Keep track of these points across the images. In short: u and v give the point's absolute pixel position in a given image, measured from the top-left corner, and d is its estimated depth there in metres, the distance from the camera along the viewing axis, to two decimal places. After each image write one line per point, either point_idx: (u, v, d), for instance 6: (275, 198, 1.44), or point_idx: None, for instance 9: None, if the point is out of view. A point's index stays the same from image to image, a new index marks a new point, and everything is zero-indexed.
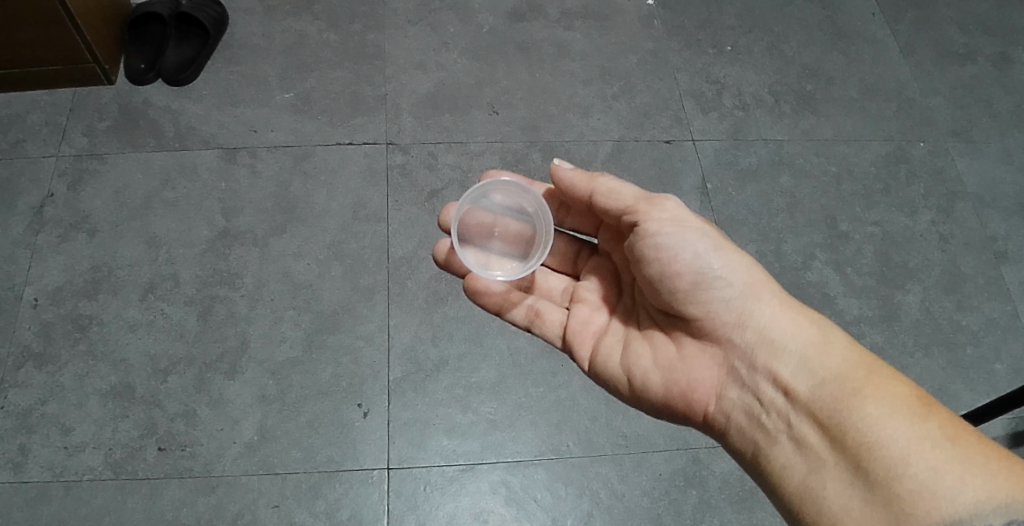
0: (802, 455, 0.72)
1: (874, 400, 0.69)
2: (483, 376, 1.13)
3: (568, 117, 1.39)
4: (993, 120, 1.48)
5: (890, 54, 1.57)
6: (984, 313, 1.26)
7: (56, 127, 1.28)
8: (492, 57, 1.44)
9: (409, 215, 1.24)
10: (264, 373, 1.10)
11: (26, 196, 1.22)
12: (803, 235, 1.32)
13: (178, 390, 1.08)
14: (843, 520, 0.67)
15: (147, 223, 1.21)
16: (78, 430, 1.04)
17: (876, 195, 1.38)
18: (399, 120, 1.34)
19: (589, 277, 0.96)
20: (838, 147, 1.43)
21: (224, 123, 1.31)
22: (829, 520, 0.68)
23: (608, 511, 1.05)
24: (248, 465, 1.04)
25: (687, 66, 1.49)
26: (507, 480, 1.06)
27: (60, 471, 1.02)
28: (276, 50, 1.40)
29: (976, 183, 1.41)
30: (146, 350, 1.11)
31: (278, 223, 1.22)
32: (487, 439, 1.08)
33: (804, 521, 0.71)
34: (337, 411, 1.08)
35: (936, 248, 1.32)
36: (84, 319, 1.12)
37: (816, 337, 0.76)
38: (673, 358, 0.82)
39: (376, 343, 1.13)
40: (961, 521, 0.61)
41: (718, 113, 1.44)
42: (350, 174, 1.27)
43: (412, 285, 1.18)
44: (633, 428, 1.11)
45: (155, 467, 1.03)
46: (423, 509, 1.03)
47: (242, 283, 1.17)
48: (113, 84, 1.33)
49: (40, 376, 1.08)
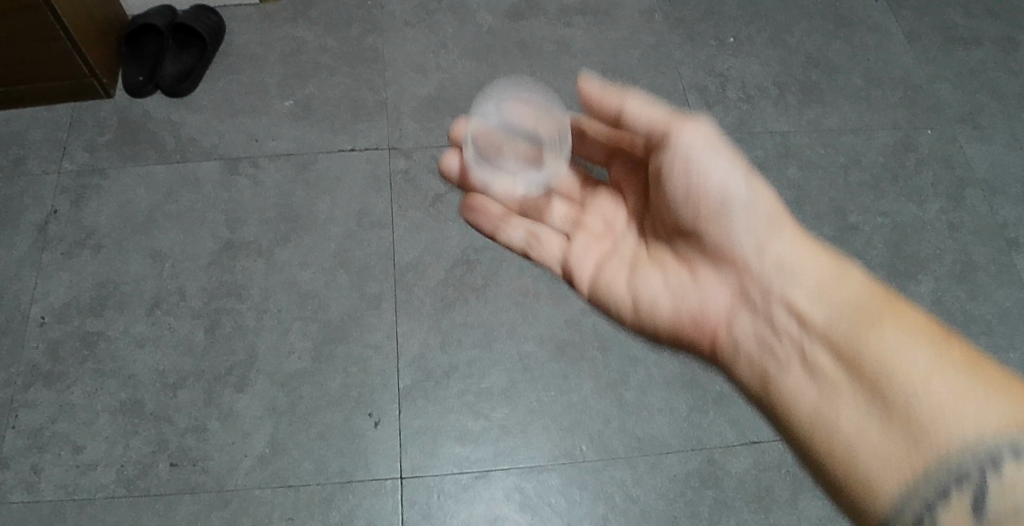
0: (813, 381, 0.66)
1: (894, 329, 0.64)
2: (494, 382, 1.12)
3: (571, 116, 1.37)
4: (1000, 105, 1.46)
5: (895, 41, 1.55)
6: (997, 302, 1.25)
7: (58, 143, 1.28)
8: (493, 57, 1.42)
9: (414, 221, 1.23)
10: (274, 385, 1.09)
11: (30, 214, 1.21)
12: (812, 229, 1.30)
13: (188, 405, 1.08)
14: (855, 447, 0.61)
15: (152, 237, 1.20)
16: (90, 447, 1.04)
17: (884, 185, 1.36)
18: (401, 125, 1.33)
19: (598, 206, 0.90)
20: (845, 137, 1.41)
21: (225, 133, 1.30)
22: (839, 447, 0.62)
23: (623, 515, 1.04)
24: (260, 478, 1.03)
25: (689, 60, 1.47)
26: (521, 486, 1.05)
27: (73, 490, 1.01)
28: (274, 58, 1.39)
29: (985, 169, 1.39)
30: (154, 365, 1.10)
31: (282, 233, 1.21)
32: (500, 445, 1.08)
33: (812, 448, 0.65)
34: (348, 421, 1.08)
35: (947, 238, 1.31)
36: (92, 336, 1.12)
37: (834, 271, 0.71)
38: (682, 282, 0.77)
39: (385, 352, 1.13)
40: (977, 446, 0.56)
41: (722, 107, 1.42)
42: (353, 181, 1.27)
43: (420, 291, 1.18)
44: (646, 430, 1.10)
45: (167, 483, 1.02)
46: (437, 517, 1.02)
47: (248, 294, 1.16)
48: (112, 97, 1.32)
49: (51, 394, 1.07)
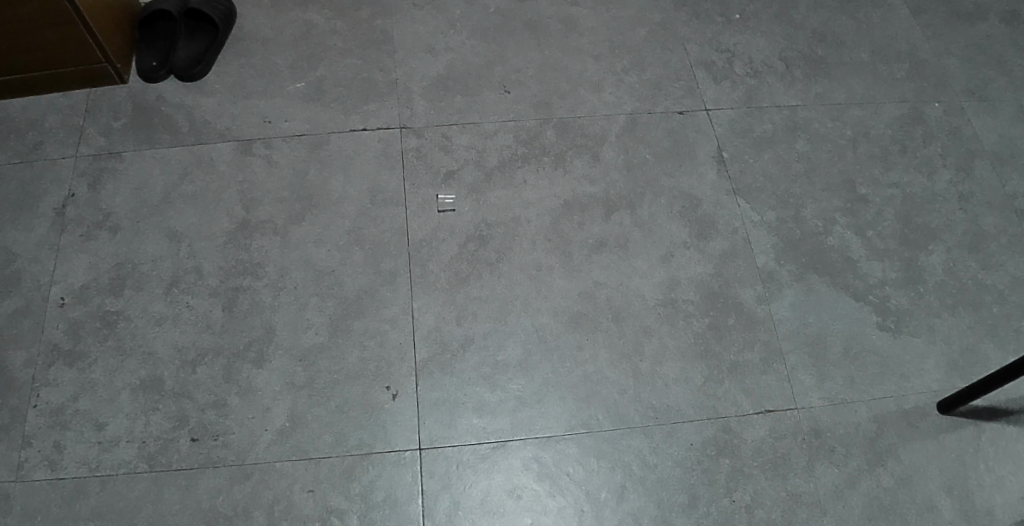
0: None
1: None
2: (510, 354, 1.13)
3: (580, 93, 1.38)
4: (1007, 77, 1.46)
5: (900, 14, 1.55)
6: (1009, 271, 1.24)
7: (74, 129, 1.29)
8: (501, 37, 1.44)
9: (427, 198, 1.25)
10: (293, 361, 1.10)
11: (48, 198, 1.22)
12: (822, 200, 1.30)
13: (207, 381, 1.09)
14: None
15: (167, 218, 1.21)
16: (112, 424, 1.05)
17: (893, 156, 1.36)
18: (411, 105, 1.34)
19: None
20: (853, 109, 1.41)
21: (238, 116, 1.31)
22: None
23: (641, 483, 1.05)
24: (280, 451, 1.04)
25: (696, 36, 1.48)
26: (539, 456, 1.06)
27: (96, 466, 1.02)
28: (285, 42, 1.40)
29: (993, 140, 1.39)
30: (173, 343, 1.11)
31: (297, 211, 1.22)
32: (517, 416, 1.08)
33: None
34: (367, 394, 1.09)
35: (957, 208, 1.31)
36: (112, 316, 1.13)
37: None
38: None
39: (401, 326, 1.14)
40: None
41: (730, 82, 1.43)
42: (366, 160, 1.28)
43: (434, 267, 1.19)
44: (662, 399, 1.11)
45: (188, 457, 1.03)
46: (456, 487, 1.03)
47: (264, 272, 1.17)
48: (127, 83, 1.34)
49: (73, 373, 1.09)
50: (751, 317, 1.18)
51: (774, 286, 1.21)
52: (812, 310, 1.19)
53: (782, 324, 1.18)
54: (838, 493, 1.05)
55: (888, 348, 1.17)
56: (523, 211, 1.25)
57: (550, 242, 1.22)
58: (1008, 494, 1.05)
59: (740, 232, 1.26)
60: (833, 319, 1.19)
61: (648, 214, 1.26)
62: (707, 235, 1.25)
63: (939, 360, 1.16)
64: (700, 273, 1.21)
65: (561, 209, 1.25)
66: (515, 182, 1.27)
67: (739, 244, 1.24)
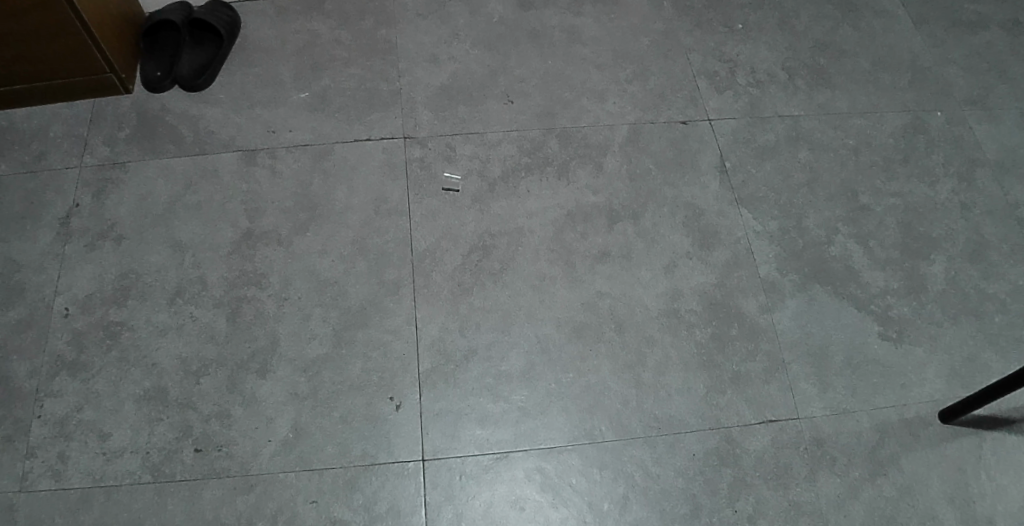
0: None
1: None
2: (513, 364, 1.13)
3: (583, 103, 1.39)
4: (1008, 86, 1.47)
5: (903, 23, 1.56)
6: (1011, 280, 1.25)
7: (78, 139, 1.30)
8: (504, 46, 1.44)
9: (430, 208, 1.25)
10: (296, 371, 1.11)
11: (52, 208, 1.23)
12: (825, 210, 1.31)
13: (211, 392, 1.09)
14: None
15: (171, 228, 1.22)
16: (115, 435, 1.05)
17: (895, 166, 1.37)
18: (415, 114, 1.34)
19: None
20: (856, 119, 1.42)
21: (242, 126, 1.32)
22: None
23: (644, 494, 1.05)
24: (284, 462, 1.04)
25: (699, 46, 1.48)
26: (542, 466, 1.06)
27: (100, 477, 1.02)
28: (289, 52, 1.41)
29: (995, 150, 1.39)
30: (177, 353, 1.11)
31: (301, 221, 1.23)
32: (519, 427, 1.08)
33: None
34: (370, 405, 1.09)
35: (959, 218, 1.31)
36: (115, 326, 1.13)
37: None
38: None
39: (404, 336, 1.14)
40: None
41: (733, 92, 1.43)
42: (369, 170, 1.28)
43: (437, 277, 1.19)
44: (665, 410, 1.11)
45: (192, 468, 1.03)
46: (459, 498, 1.03)
47: (268, 282, 1.17)
48: (131, 93, 1.35)
49: (76, 384, 1.09)
50: (754, 328, 1.18)
51: (777, 297, 1.21)
52: (814, 320, 1.20)
53: (785, 335, 1.18)
54: (840, 504, 1.05)
55: (890, 358, 1.17)
56: (526, 221, 1.25)
57: (553, 251, 1.22)
58: (1010, 504, 1.05)
59: (742, 242, 1.26)
60: (835, 330, 1.19)
61: (651, 224, 1.26)
62: (710, 245, 1.25)
63: (941, 371, 1.16)
64: (702, 283, 1.21)
65: (564, 218, 1.26)
66: (519, 192, 1.28)
67: (742, 254, 1.25)
